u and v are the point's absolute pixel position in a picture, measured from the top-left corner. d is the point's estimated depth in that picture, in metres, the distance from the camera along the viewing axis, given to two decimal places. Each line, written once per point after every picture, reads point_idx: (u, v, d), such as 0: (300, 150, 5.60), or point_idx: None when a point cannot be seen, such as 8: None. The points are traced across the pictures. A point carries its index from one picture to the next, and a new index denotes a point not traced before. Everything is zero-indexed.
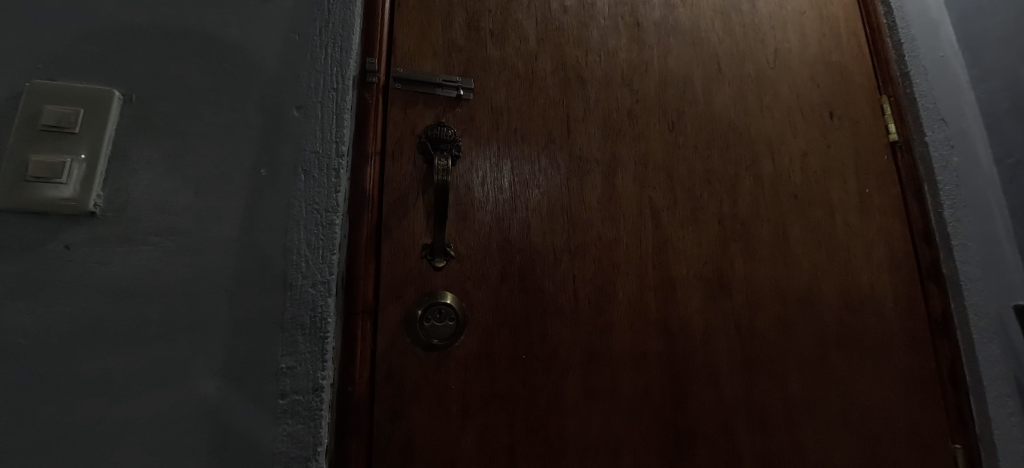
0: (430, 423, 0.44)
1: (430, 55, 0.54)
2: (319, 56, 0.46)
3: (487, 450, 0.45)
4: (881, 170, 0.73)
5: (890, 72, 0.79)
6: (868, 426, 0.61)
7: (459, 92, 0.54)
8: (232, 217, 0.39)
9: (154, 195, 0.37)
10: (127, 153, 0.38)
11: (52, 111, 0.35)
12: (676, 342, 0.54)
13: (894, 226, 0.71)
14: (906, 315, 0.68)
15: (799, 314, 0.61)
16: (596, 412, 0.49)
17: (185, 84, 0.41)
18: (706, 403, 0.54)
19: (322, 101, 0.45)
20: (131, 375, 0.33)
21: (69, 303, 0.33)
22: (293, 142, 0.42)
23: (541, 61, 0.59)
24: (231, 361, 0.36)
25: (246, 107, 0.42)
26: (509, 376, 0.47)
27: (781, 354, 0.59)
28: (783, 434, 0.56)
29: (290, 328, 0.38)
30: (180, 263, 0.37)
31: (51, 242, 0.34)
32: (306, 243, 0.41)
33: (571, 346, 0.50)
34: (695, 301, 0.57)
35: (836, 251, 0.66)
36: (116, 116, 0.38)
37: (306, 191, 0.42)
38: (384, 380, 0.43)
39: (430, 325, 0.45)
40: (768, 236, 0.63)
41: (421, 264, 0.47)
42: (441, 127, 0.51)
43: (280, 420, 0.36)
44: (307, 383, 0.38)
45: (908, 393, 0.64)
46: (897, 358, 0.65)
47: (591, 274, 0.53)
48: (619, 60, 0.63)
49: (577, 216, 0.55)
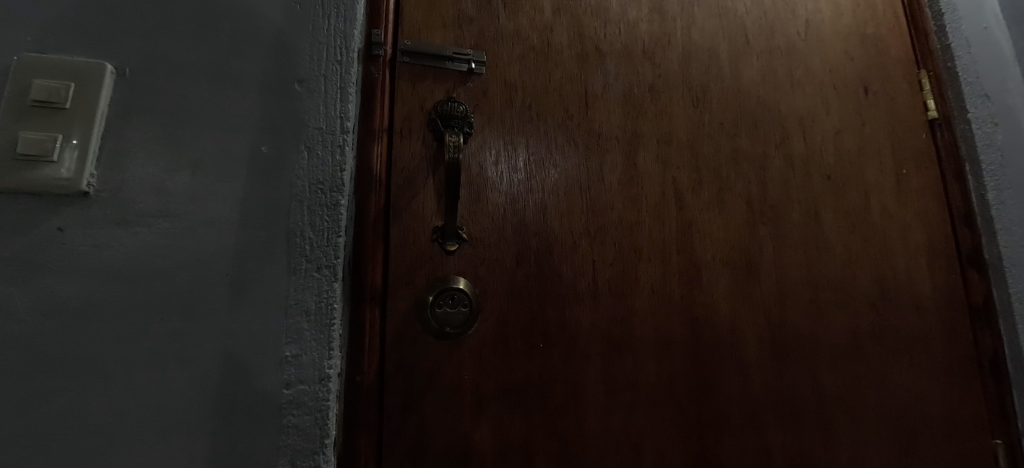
0: (443, 415, 0.41)
1: (439, 26, 0.51)
2: (321, 27, 0.43)
3: (504, 444, 0.42)
4: (919, 151, 0.69)
5: (929, 45, 0.74)
6: (905, 421, 0.57)
7: (470, 65, 0.51)
8: (232, 198, 0.37)
9: (150, 176, 0.35)
10: (121, 131, 0.35)
11: (41, 85, 0.32)
12: (702, 331, 0.51)
13: (933, 209, 0.67)
14: (944, 304, 0.63)
15: (832, 301, 0.58)
16: (618, 404, 0.46)
17: (180, 58, 0.38)
18: (733, 397, 0.51)
19: (325, 75, 0.42)
20: (128, 364, 0.32)
21: (60, 289, 0.31)
22: (295, 119, 0.40)
23: (556, 34, 0.55)
24: (233, 349, 0.34)
25: (246, 81, 0.39)
26: (526, 365, 0.45)
27: (813, 345, 0.55)
28: (814, 428, 0.53)
29: (295, 315, 0.36)
30: (178, 247, 0.34)
31: (42, 224, 0.32)
32: (310, 224, 0.38)
33: (590, 335, 0.47)
34: (721, 288, 0.53)
35: (871, 236, 0.62)
36: (110, 89, 0.35)
37: (309, 169, 0.39)
38: (394, 370, 0.41)
39: (442, 311, 0.43)
40: (799, 219, 0.59)
41: (432, 249, 0.45)
42: (452, 102, 0.48)
43: (286, 411, 0.34)
44: (314, 373, 0.36)
45: (947, 386, 0.60)
46: (936, 347, 0.61)
47: (612, 259, 0.50)
48: (640, 33, 0.59)
49: (597, 198, 0.52)
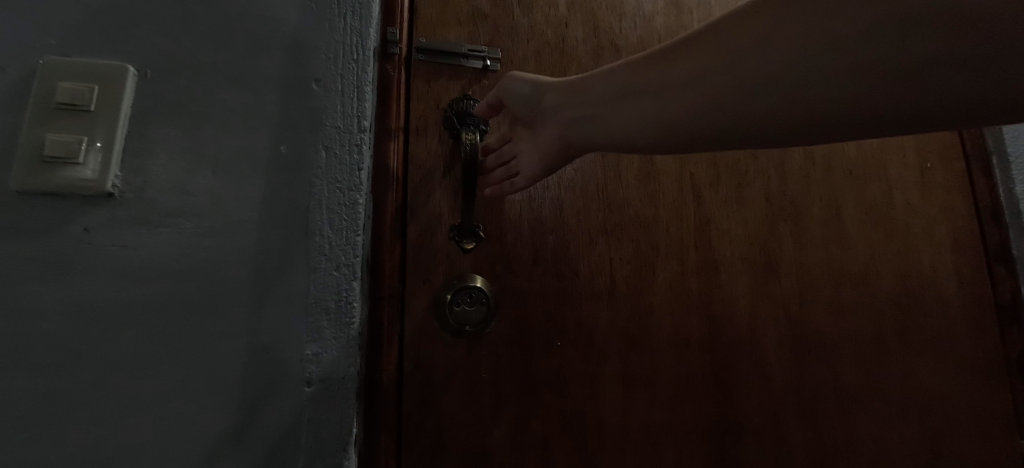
0: (461, 413, 0.41)
1: (454, 22, 0.51)
2: (337, 25, 0.42)
3: (522, 442, 0.42)
4: (942, 143, 0.67)
5: None
6: (929, 420, 0.56)
7: (485, 62, 0.51)
8: (252, 198, 0.37)
9: (173, 176, 0.35)
10: (145, 133, 0.36)
11: (66, 88, 0.33)
12: (721, 329, 0.51)
13: (958, 202, 0.65)
14: (971, 301, 0.62)
15: (854, 297, 0.57)
16: (636, 403, 0.46)
17: (199, 59, 0.38)
18: (754, 395, 0.50)
19: (341, 74, 0.42)
20: (154, 362, 0.32)
21: (87, 289, 0.32)
22: (313, 118, 0.40)
23: (571, 28, 0.55)
24: (256, 347, 0.34)
25: (264, 81, 0.39)
26: (543, 363, 0.44)
27: (834, 343, 0.54)
28: (836, 427, 0.52)
29: (315, 313, 0.36)
30: (200, 246, 0.35)
31: (70, 224, 0.32)
32: (329, 223, 0.38)
33: (609, 333, 0.47)
34: (740, 285, 0.53)
35: (894, 231, 0.61)
36: (132, 92, 0.35)
37: (327, 169, 0.39)
38: (413, 368, 0.41)
39: (461, 309, 0.42)
40: (820, 214, 0.58)
41: (449, 247, 0.45)
42: (469, 100, 0.49)
43: (307, 408, 0.35)
44: (334, 370, 0.36)
45: (974, 384, 0.59)
46: (961, 344, 0.60)
47: (629, 256, 0.50)
48: (656, 26, 0.58)
49: (613, 195, 0.51)
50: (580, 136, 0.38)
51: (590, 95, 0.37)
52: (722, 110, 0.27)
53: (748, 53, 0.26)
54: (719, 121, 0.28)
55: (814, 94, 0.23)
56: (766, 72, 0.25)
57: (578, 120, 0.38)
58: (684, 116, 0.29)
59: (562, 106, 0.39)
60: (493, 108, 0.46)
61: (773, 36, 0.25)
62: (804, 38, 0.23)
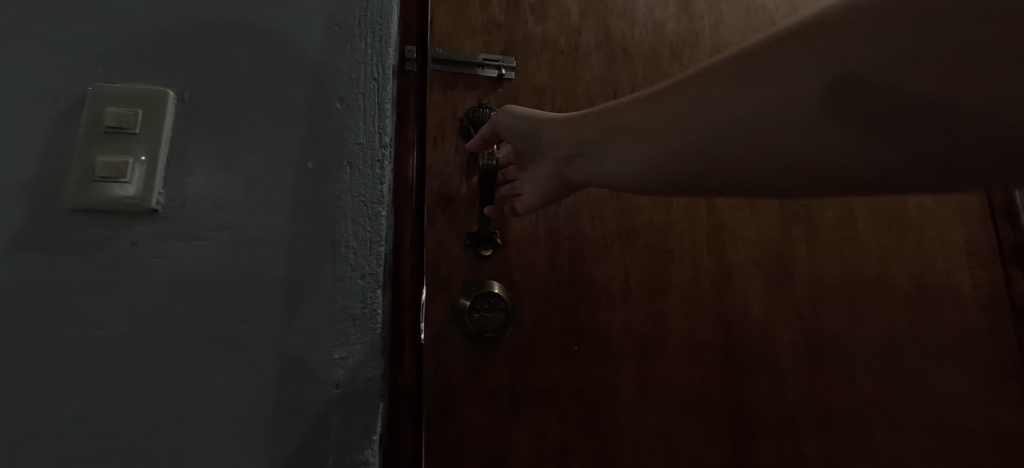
0: (480, 416, 0.43)
1: (469, 34, 0.53)
2: (359, 45, 0.42)
3: (541, 445, 0.44)
4: None
5: None
6: (945, 423, 0.56)
7: (500, 71, 0.52)
8: (282, 211, 0.37)
9: (211, 194, 0.36)
10: (184, 153, 0.36)
11: (113, 113, 0.34)
12: (734, 333, 0.51)
13: (974, 202, 0.64)
14: (988, 302, 0.61)
15: (869, 300, 0.57)
16: (653, 406, 0.47)
17: (229, 84, 0.38)
18: (767, 399, 0.51)
19: (364, 91, 0.42)
20: (196, 373, 0.33)
21: (134, 305, 0.33)
22: (337, 133, 0.40)
23: (583, 37, 0.56)
24: (287, 354, 0.35)
25: (292, 96, 0.39)
26: (560, 368, 0.46)
27: (848, 345, 0.54)
28: (852, 430, 0.52)
29: (341, 321, 0.38)
30: (233, 259, 0.35)
31: (117, 240, 0.33)
32: (354, 235, 0.39)
33: (624, 339, 0.48)
34: (753, 289, 0.53)
35: (907, 233, 0.60)
36: (173, 117, 0.36)
37: (352, 183, 0.40)
38: (433, 372, 0.43)
39: (480, 316, 0.45)
40: (833, 216, 0.58)
41: (467, 255, 0.47)
42: (483, 109, 0.50)
43: (335, 412, 0.36)
44: (361, 376, 0.37)
45: (991, 387, 0.58)
46: (978, 346, 0.59)
47: (643, 262, 0.51)
48: (666, 32, 0.59)
49: (627, 201, 0.52)
50: (579, 173, 0.39)
51: (585, 134, 0.38)
52: (694, 152, 0.29)
53: (715, 104, 0.28)
54: (696, 162, 0.29)
55: (790, 146, 0.24)
56: (734, 124, 0.26)
57: (572, 156, 0.39)
58: (667, 148, 0.31)
59: (558, 143, 0.40)
60: (487, 142, 0.46)
61: (743, 95, 0.26)
62: (777, 100, 0.24)
